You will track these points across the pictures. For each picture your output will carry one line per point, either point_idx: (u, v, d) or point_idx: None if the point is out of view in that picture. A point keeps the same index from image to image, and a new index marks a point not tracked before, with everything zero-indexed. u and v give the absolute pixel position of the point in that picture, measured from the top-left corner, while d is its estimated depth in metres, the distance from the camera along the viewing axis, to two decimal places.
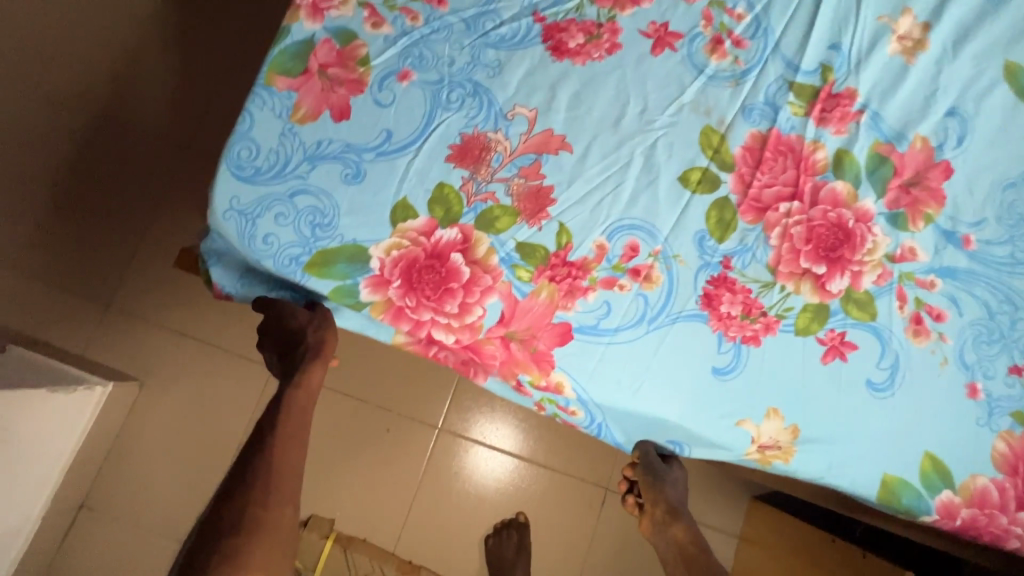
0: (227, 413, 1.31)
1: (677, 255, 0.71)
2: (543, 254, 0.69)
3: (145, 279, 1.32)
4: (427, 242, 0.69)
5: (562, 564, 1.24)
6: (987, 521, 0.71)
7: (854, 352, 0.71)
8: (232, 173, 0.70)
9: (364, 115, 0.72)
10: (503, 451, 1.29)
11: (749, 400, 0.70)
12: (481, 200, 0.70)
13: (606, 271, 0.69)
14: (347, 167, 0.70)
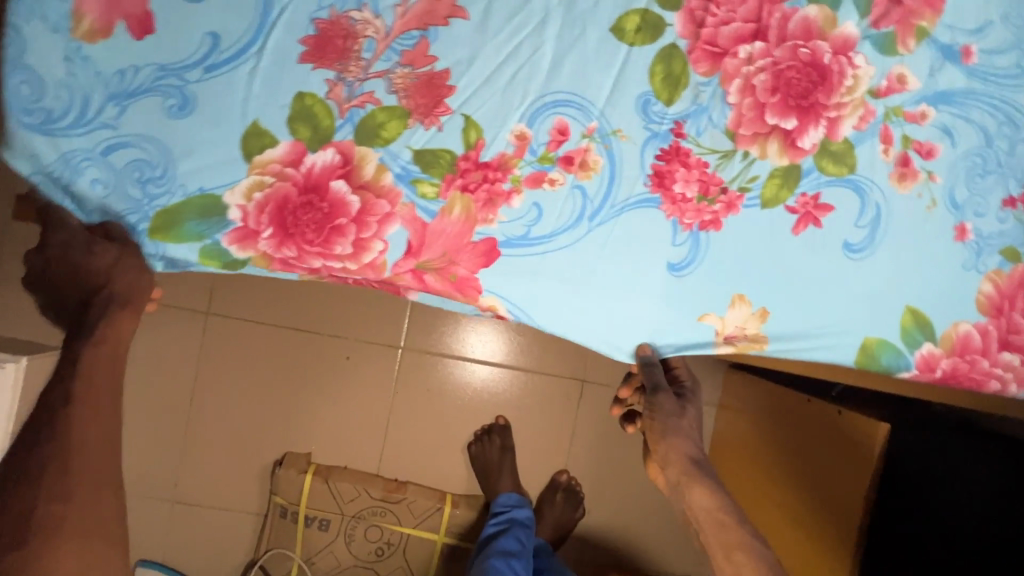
0: (168, 368, 1.19)
1: (618, 130, 0.57)
2: (449, 159, 0.55)
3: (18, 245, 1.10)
4: (296, 173, 0.54)
5: (547, 457, 1.26)
6: (968, 367, 0.64)
7: (830, 216, 0.61)
8: (12, 116, 0.50)
9: (173, 15, 0.52)
10: (473, 361, 1.24)
11: (712, 289, 0.61)
12: (357, 105, 0.54)
13: (531, 166, 0.56)
14: (168, 97, 0.53)
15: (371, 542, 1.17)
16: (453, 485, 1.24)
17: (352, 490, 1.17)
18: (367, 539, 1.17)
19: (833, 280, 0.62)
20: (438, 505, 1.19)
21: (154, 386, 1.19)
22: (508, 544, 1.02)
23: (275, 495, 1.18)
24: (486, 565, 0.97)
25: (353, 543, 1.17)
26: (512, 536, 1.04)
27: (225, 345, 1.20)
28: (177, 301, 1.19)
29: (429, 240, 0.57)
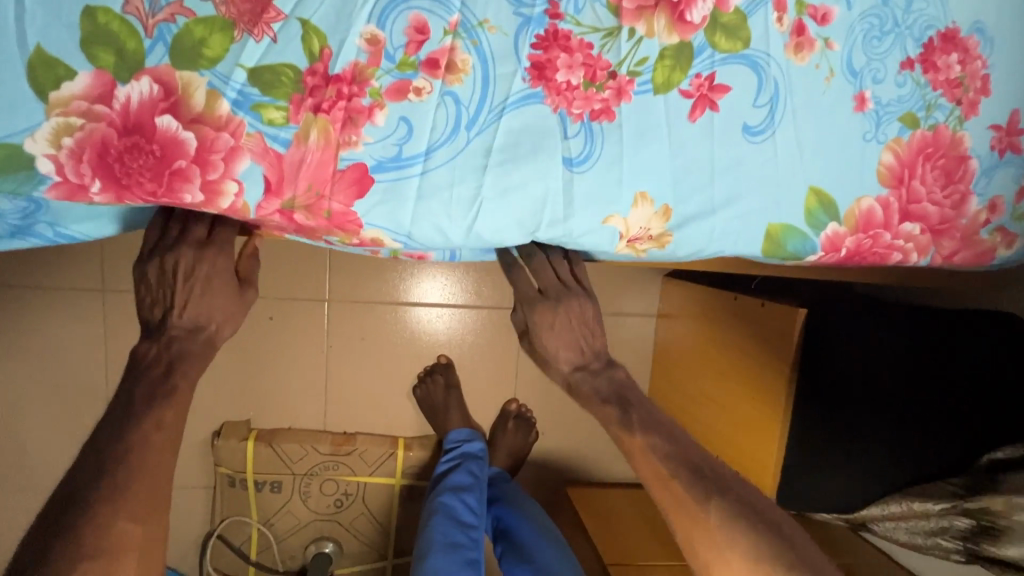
0: (75, 351, 1.09)
1: (483, 21, 0.52)
2: (292, 77, 0.48)
3: None
4: (109, 110, 0.45)
5: (496, 387, 1.26)
6: (871, 243, 0.64)
7: (727, 97, 0.57)
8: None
9: None
10: (407, 304, 1.20)
11: (611, 189, 0.57)
12: (164, 20, 0.46)
13: (390, 75, 0.50)
14: None
15: (328, 496, 1.17)
16: (405, 429, 1.23)
17: (298, 449, 1.15)
18: (323, 492, 1.16)
19: (737, 166, 0.59)
20: (391, 450, 1.19)
21: (63, 370, 1.09)
22: (459, 479, 1.02)
23: (219, 466, 1.14)
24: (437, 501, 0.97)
25: (310, 500, 1.16)
26: (463, 471, 1.04)
27: (128, 320, 1.09)
28: (67, 278, 1.07)
29: (288, 175, 0.49)
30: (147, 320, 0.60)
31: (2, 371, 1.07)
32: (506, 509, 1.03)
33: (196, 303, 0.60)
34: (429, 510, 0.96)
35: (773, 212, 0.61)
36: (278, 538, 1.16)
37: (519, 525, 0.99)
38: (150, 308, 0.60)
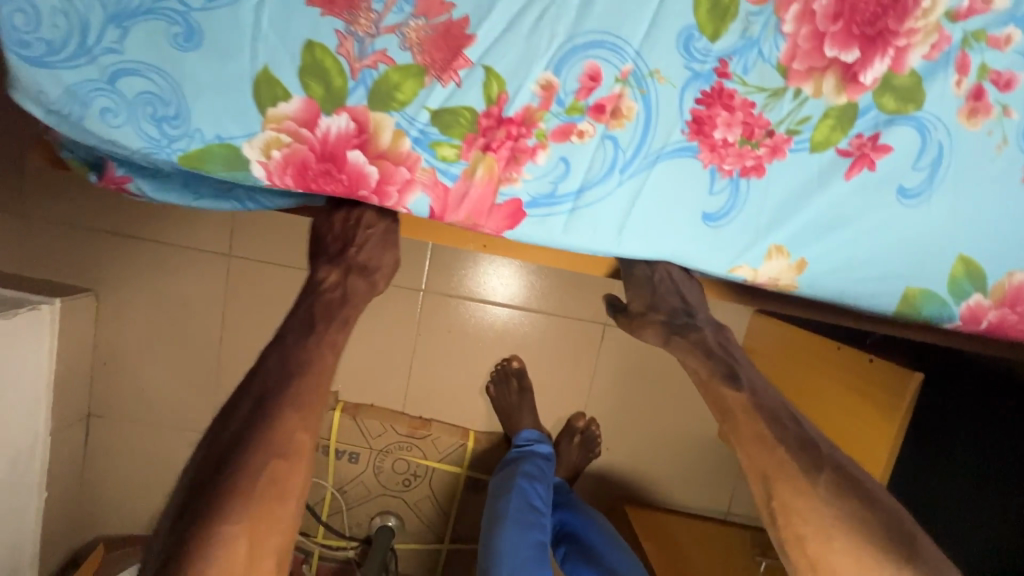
0: (197, 306, 1.20)
1: (654, 71, 0.53)
2: (469, 118, 0.53)
3: (53, 182, 1.14)
4: (312, 136, 0.53)
5: (569, 396, 1.28)
6: (1017, 320, 0.62)
7: (886, 158, 0.56)
8: (14, 51, 0.49)
9: None
10: (495, 303, 1.24)
11: (750, 240, 0.59)
12: (369, 66, 0.51)
13: (558, 118, 0.53)
14: (172, 24, 0.50)
15: (398, 474, 1.24)
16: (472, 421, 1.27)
17: (379, 426, 1.22)
18: (394, 470, 1.24)
19: (882, 229, 0.59)
20: (461, 441, 1.25)
21: (186, 321, 1.21)
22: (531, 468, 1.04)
23: None
24: (510, 485, 1.00)
25: (382, 474, 1.24)
26: (535, 462, 1.07)
27: (247, 284, 1.19)
28: (200, 239, 1.17)
29: (450, 209, 0.56)
30: (326, 250, 0.71)
31: (135, 314, 1.20)
32: (573, 515, 1.06)
33: (371, 249, 0.72)
34: (502, 492, 1.00)
35: (915, 277, 0.61)
36: (348, 505, 1.25)
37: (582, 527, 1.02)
38: (331, 242, 0.72)
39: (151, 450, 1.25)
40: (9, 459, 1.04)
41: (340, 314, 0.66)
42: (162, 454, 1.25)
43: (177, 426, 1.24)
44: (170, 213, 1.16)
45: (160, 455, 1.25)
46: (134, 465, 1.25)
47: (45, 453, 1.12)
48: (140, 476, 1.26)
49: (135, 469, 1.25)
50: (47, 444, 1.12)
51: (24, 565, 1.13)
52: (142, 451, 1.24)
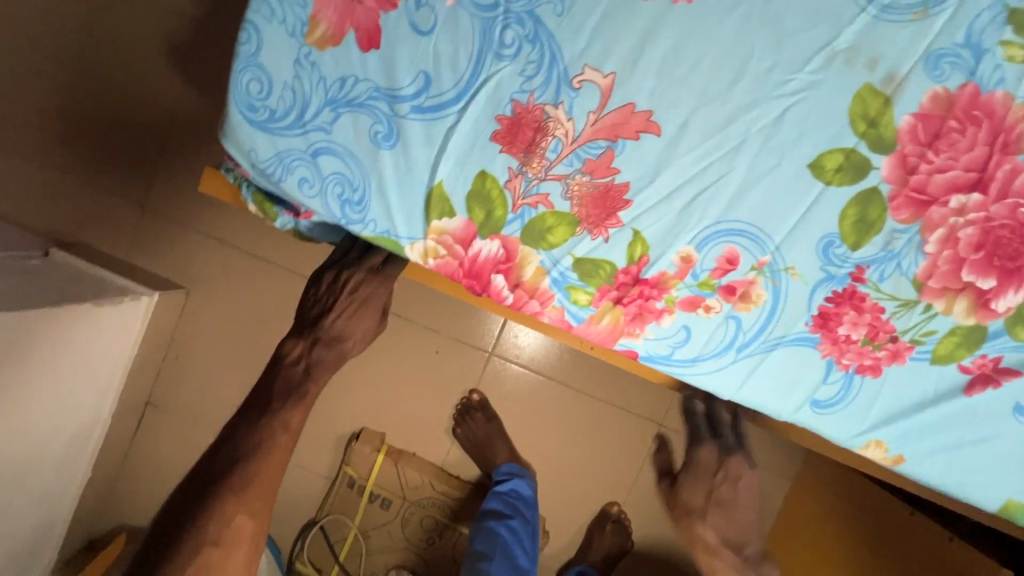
0: (276, 322, 1.25)
1: (789, 267, 0.57)
2: (608, 272, 0.57)
3: (176, 179, 1.21)
4: (464, 253, 0.59)
5: (607, 490, 1.26)
6: None
7: (1011, 380, 0.57)
8: (244, 112, 0.56)
9: (400, 43, 0.53)
10: (534, 371, 1.23)
11: (855, 433, 0.61)
12: (530, 204, 0.56)
13: (690, 290, 0.57)
14: (376, 121, 0.56)
15: (424, 529, 1.22)
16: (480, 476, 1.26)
17: (416, 477, 1.22)
18: (421, 526, 1.22)
19: (988, 440, 0.60)
20: None
21: (262, 334, 1.26)
22: (502, 509, 1.09)
23: (345, 465, 1.22)
24: (487, 529, 1.07)
25: (407, 528, 1.22)
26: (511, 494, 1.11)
27: None
28: (296, 261, 1.23)
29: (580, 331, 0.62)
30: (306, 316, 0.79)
31: (218, 318, 1.25)
32: None
33: (347, 319, 0.79)
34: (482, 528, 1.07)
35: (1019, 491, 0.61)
36: (367, 551, 1.23)
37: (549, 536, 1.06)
38: (308, 308, 0.80)
39: (195, 448, 1.28)
40: (69, 436, 1.07)
41: (298, 389, 0.75)
42: (203, 455, 1.28)
43: (225, 431, 1.27)
44: (272, 231, 1.21)
45: None
46: (173, 459, 1.28)
47: (100, 435, 1.16)
48: (180, 471, 1.28)
49: (177, 464, 1.28)
50: (105, 427, 1.16)
51: (50, 542, 1.13)
52: (186, 447, 1.27)
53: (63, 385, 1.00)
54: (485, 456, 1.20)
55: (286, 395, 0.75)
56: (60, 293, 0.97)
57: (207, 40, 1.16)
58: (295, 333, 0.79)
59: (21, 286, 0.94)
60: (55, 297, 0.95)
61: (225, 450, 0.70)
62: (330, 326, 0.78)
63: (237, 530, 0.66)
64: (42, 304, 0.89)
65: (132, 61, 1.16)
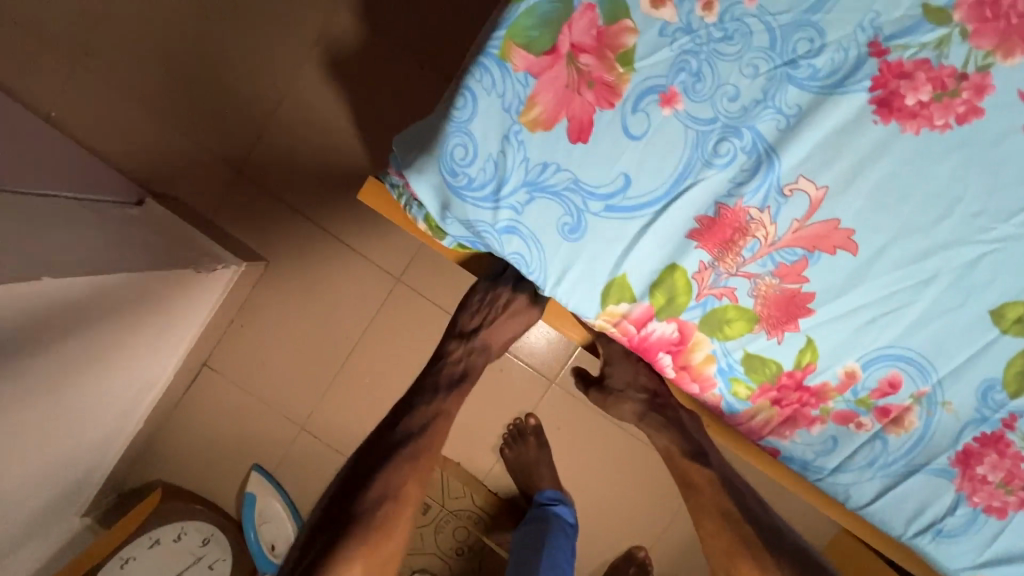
0: (345, 308, 1.24)
1: (946, 401, 0.58)
2: (774, 371, 0.59)
3: (277, 151, 1.19)
4: (635, 333, 0.60)
5: (639, 536, 1.27)
6: None
7: None
8: (444, 176, 0.57)
9: (613, 137, 0.55)
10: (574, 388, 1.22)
11: (967, 563, 0.62)
12: (714, 295, 0.58)
13: (846, 405, 0.59)
14: (567, 214, 0.57)
15: (455, 539, 1.24)
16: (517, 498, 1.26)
17: (459, 488, 1.24)
18: (453, 536, 1.24)
19: None
20: None
21: (330, 318, 1.25)
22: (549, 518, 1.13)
23: None
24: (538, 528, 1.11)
25: (440, 535, 1.24)
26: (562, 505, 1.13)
27: (403, 309, 1.24)
28: (380, 254, 1.22)
29: (728, 419, 0.64)
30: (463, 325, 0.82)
31: (291, 294, 1.24)
32: None
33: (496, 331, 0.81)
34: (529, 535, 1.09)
35: None
36: None
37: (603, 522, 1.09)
38: (466, 318, 0.82)
39: (241, 417, 1.26)
40: (136, 390, 1.07)
41: (460, 387, 0.81)
42: (247, 425, 1.26)
43: (274, 407, 1.26)
44: (363, 220, 1.21)
45: (246, 427, 1.26)
46: (217, 424, 1.26)
47: (160, 391, 1.16)
48: (221, 437, 1.26)
49: (218, 429, 1.26)
50: (165, 384, 1.16)
51: (90, 486, 1.13)
52: (232, 414, 1.26)
53: (147, 343, 1.00)
54: (530, 482, 1.20)
55: (449, 389, 0.80)
56: (154, 252, 0.97)
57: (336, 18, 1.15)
58: (454, 337, 0.83)
59: (120, 241, 0.93)
60: (162, 261, 0.95)
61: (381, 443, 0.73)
62: (483, 335, 0.81)
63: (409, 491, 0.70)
64: (142, 266, 0.89)
65: (261, 27, 1.15)
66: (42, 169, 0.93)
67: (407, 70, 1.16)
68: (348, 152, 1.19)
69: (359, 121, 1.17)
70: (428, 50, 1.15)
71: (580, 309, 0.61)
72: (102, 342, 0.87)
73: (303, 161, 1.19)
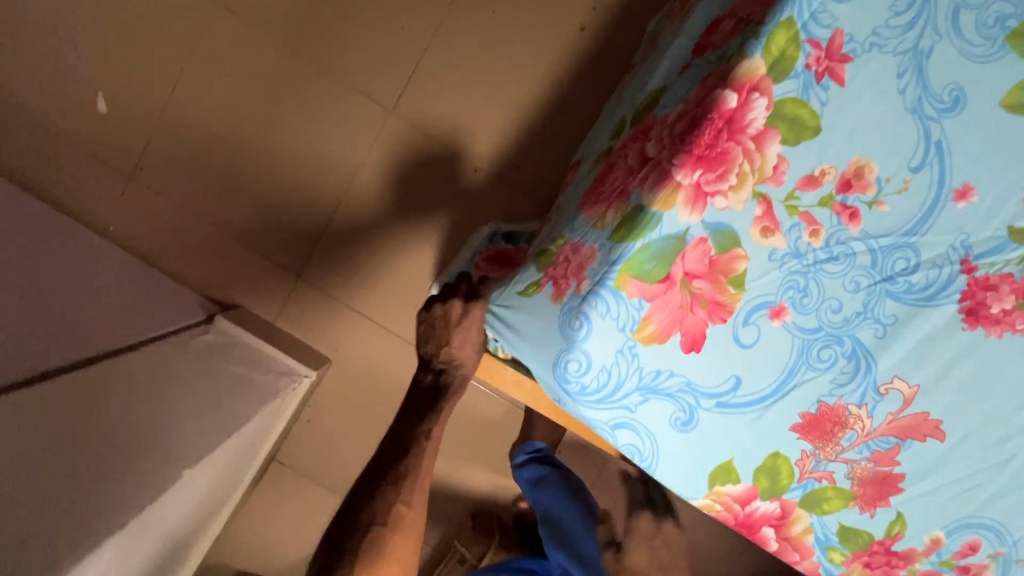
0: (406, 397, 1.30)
1: (1019, 559, 0.65)
2: (866, 538, 0.66)
3: (333, 256, 1.25)
4: (741, 510, 0.65)
5: None
6: None
7: None
8: (558, 383, 0.62)
9: (722, 347, 0.61)
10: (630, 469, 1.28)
11: None
12: (814, 477, 0.64)
13: (931, 565, 0.66)
14: (680, 410, 0.63)
15: None
16: None
17: None
18: None
19: None
20: None
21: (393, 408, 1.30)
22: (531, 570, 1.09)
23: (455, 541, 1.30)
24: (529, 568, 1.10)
25: None
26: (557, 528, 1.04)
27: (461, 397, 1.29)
28: None
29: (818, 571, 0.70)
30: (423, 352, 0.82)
31: (355, 389, 1.29)
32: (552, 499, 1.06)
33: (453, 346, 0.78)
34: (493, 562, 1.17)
35: None
36: None
37: (564, 517, 1.04)
38: (424, 346, 0.82)
39: (313, 505, 1.33)
40: (225, 506, 1.14)
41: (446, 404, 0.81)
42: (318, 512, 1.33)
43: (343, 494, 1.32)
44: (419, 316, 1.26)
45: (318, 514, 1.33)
46: (290, 513, 1.33)
47: (242, 493, 1.23)
48: (296, 522, 1.34)
49: (291, 513, 1.33)
50: (246, 486, 1.22)
51: None
52: (304, 503, 1.32)
53: (236, 472, 1.06)
54: None
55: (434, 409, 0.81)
56: (241, 387, 1.04)
57: (385, 126, 1.20)
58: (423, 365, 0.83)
59: (210, 383, 1.00)
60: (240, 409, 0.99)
61: (377, 459, 0.80)
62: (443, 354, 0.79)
63: (407, 518, 0.76)
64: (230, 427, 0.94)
65: (310, 139, 1.21)
66: (127, 318, 1.01)
67: (454, 173, 1.21)
68: (403, 250, 1.24)
69: (413, 221, 1.23)
70: (472, 157, 1.21)
71: (689, 489, 0.66)
72: (194, 499, 0.92)
73: (360, 264, 1.25)
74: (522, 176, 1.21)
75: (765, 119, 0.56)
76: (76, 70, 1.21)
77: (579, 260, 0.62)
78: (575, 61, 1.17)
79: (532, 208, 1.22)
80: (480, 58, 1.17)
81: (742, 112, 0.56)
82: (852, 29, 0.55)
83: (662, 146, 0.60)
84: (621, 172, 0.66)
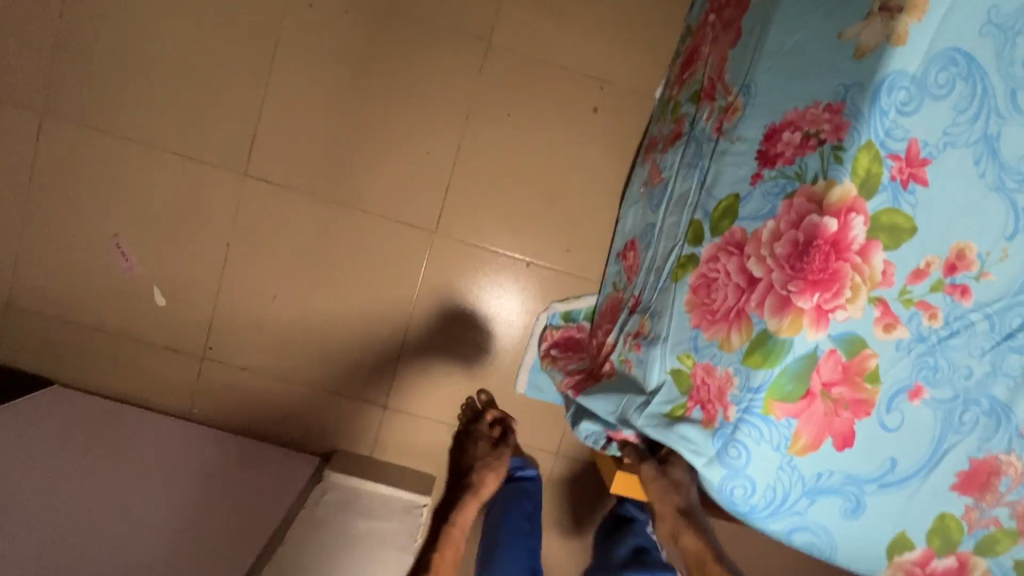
0: None
1: None
2: None
3: (411, 379, 1.28)
4: (922, 571, 0.70)
5: None
6: None
7: None
8: (725, 506, 0.68)
9: (874, 438, 0.65)
10: None
11: None
12: (982, 525, 0.68)
13: None
14: (846, 500, 0.67)
15: None
16: None
17: None
18: None
19: None
20: None
21: None
22: None
23: None
24: None
25: None
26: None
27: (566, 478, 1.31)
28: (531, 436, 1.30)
29: None
30: None
31: None
32: None
33: None
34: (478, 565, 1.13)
35: None
36: None
37: None
38: None
39: None
40: None
41: None
42: None
43: None
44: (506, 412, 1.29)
45: None
46: None
47: None
48: None
49: None
50: None
51: None
52: None
53: None
54: None
55: None
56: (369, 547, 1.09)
57: (429, 244, 1.24)
58: None
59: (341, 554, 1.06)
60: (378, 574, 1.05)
61: None
62: None
63: None
64: None
65: (362, 276, 1.25)
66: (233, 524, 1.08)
67: (504, 272, 1.25)
68: (476, 352, 1.27)
69: (476, 324, 1.27)
70: (517, 252, 1.24)
71: (873, 565, 0.70)
72: None
73: (438, 379, 1.28)
74: (570, 257, 1.25)
75: (866, 233, 0.60)
76: (126, 273, 1.25)
77: (717, 384, 0.67)
78: (595, 135, 1.21)
79: (586, 284, 1.26)
80: (500, 159, 1.22)
81: (844, 233, 0.59)
82: (924, 135, 0.59)
83: (772, 267, 0.63)
84: (726, 289, 0.68)
